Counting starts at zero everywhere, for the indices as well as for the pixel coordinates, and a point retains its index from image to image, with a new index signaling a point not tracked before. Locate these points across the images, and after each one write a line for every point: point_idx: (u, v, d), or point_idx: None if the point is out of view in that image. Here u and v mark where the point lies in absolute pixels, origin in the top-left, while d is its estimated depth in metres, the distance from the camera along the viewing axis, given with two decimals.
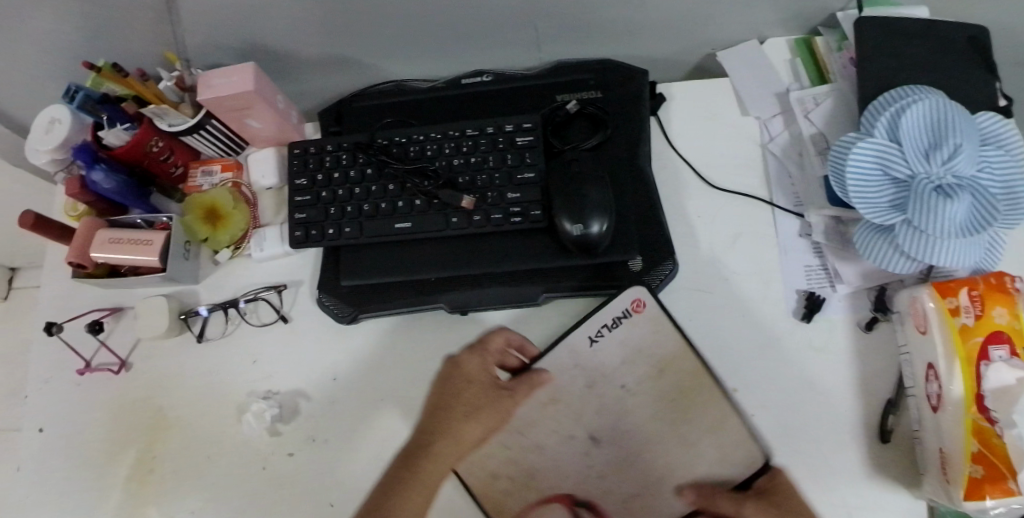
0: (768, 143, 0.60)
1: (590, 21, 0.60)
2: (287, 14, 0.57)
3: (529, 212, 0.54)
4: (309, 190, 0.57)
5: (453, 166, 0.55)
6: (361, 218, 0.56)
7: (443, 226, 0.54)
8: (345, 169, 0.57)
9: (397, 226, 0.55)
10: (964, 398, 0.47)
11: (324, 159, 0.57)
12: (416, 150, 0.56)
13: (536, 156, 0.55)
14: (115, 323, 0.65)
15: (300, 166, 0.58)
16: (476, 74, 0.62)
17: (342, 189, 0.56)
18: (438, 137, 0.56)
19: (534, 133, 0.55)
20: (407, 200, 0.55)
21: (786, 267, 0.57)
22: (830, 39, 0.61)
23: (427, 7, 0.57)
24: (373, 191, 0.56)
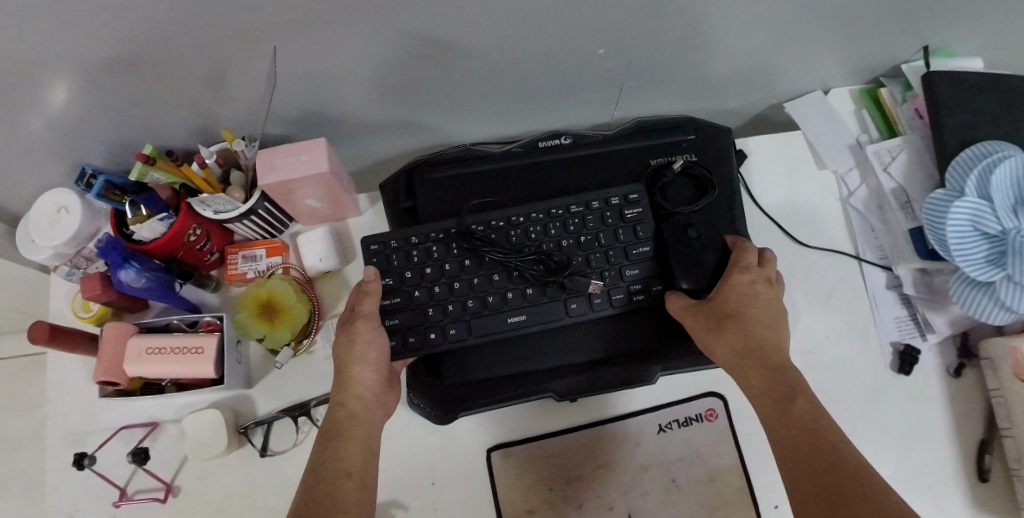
0: (849, 197, 0.61)
1: (672, 79, 0.58)
2: (362, 81, 0.50)
3: (654, 288, 0.51)
4: (399, 292, 0.51)
5: (564, 247, 0.52)
6: (466, 316, 0.51)
7: (564, 313, 0.51)
8: (437, 262, 0.52)
9: (511, 319, 0.51)
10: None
11: (412, 254, 0.52)
12: (519, 235, 0.52)
13: (648, 229, 0.52)
14: (152, 444, 0.56)
15: (384, 264, 0.52)
16: (553, 136, 0.58)
17: (438, 286, 0.52)
18: (541, 217, 0.52)
19: (642, 204, 0.53)
20: (517, 291, 0.51)
21: (879, 320, 0.58)
22: (895, 89, 0.62)
23: (509, 71, 0.52)
24: (476, 284, 0.52)
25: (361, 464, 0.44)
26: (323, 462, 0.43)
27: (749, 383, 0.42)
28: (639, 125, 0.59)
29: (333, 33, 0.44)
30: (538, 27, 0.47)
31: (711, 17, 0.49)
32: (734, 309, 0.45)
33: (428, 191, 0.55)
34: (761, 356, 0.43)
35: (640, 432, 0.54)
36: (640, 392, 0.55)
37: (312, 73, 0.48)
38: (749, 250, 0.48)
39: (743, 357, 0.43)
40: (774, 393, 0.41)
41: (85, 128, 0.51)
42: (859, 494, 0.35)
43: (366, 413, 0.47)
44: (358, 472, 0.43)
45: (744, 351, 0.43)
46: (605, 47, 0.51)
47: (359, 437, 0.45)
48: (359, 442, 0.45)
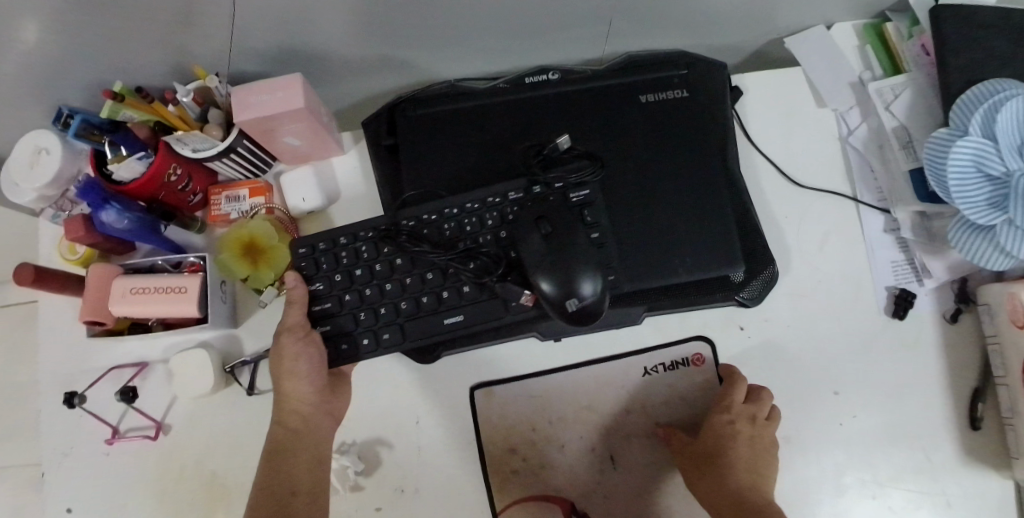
0: (848, 136, 0.59)
1: (666, 13, 0.55)
2: (336, 16, 0.48)
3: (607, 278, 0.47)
4: (330, 297, 0.49)
5: (499, 240, 0.48)
6: (399, 319, 0.49)
7: (504, 312, 0.48)
8: (368, 263, 0.49)
9: (447, 320, 0.48)
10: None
11: (341, 256, 0.49)
12: (452, 228, 0.48)
13: (595, 214, 0.48)
14: (142, 384, 0.56)
15: (312, 268, 0.49)
16: (540, 71, 0.56)
17: (370, 288, 0.49)
18: (475, 207, 0.48)
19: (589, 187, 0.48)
20: (452, 290, 0.48)
21: (875, 264, 0.57)
22: (901, 24, 0.59)
23: (493, 5, 0.50)
24: (409, 285, 0.49)
25: (309, 481, 0.46)
26: (272, 476, 0.46)
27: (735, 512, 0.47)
28: (630, 61, 0.56)
29: None
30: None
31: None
32: (732, 464, 0.49)
33: (410, 130, 0.54)
34: (740, 502, 0.47)
35: (627, 371, 0.54)
36: (626, 335, 0.55)
37: (282, 6, 0.46)
38: (737, 390, 0.51)
39: (733, 506, 0.47)
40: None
41: (54, 64, 0.50)
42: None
43: (309, 428, 0.49)
44: (304, 489, 0.46)
45: (733, 506, 0.47)
46: None
47: (305, 454, 0.47)
48: (308, 457, 0.47)
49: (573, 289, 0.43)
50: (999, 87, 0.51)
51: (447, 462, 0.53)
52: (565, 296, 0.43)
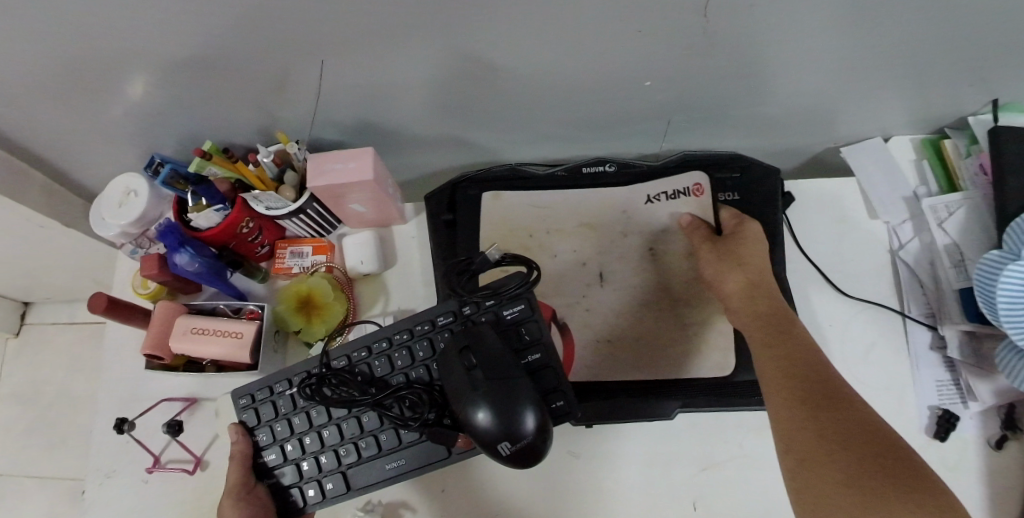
0: (899, 250, 0.59)
1: (724, 116, 0.57)
2: (412, 97, 0.52)
3: (553, 404, 0.46)
4: (274, 445, 0.51)
5: (432, 373, 0.49)
6: (342, 468, 0.50)
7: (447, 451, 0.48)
8: (305, 410, 0.51)
9: (389, 464, 0.49)
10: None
11: (279, 404, 0.51)
12: (383, 365, 0.50)
13: (534, 330, 0.47)
14: (188, 418, 0.59)
15: (253, 419, 0.52)
16: (598, 162, 0.59)
17: (309, 435, 0.50)
18: (405, 339, 0.50)
19: (522, 304, 0.47)
20: (391, 432, 0.49)
21: (918, 381, 0.56)
22: (960, 142, 0.60)
23: (559, 96, 0.53)
24: (348, 428, 0.50)
25: None
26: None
27: (789, 357, 0.45)
28: (686, 161, 0.59)
29: (393, 49, 0.46)
30: (585, 55, 0.47)
31: (764, 53, 0.48)
32: (785, 320, 0.48)
33: (473, 208, 0.58)
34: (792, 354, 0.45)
35: (655, 460, 0.54)
36: (658, 426, 0.55)
37: (365, 86, 0.50)
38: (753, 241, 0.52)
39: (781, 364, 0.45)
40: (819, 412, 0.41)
41: (154, 117, 0.55)
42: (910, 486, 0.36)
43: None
44: None
45: (783, 361, 0.45)
46: (652, 79, 0.51)
47: None
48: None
49: (515, 427, 0.40)
50: None
51: None
52: (497, 437, 0.40)
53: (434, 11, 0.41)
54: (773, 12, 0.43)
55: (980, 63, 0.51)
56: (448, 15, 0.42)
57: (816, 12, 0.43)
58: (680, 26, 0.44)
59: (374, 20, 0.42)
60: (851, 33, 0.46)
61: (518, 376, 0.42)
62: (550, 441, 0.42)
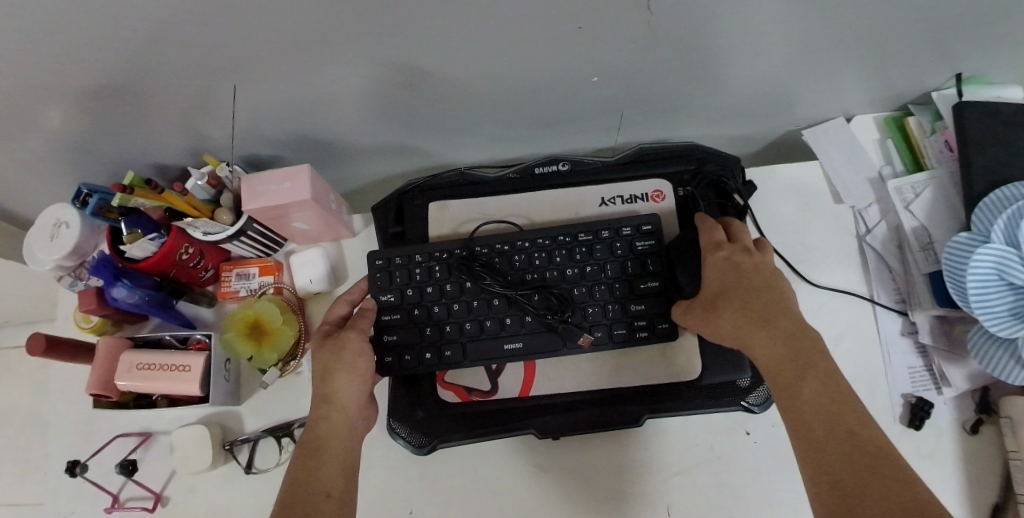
0: (866, 235, 0.56)
1: (678, 107, 0.55)
2: (350, 109, 0.49)
3: (659, 325, 0.49)
4: (400, 308, 0.51)
5: (585, 273, 0.50)
6: (462, 339, 0.50)
7: (561, 346, 0.50)
8: (438, 282, 0.51)
9: (507, 346, 0.50)
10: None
11: (414, 272, 0.51)
12: (521, 260, 0.50)
13: (659, 263, 0.50)
14: (144, 454, 0.56)
15: (385, 281, 0.51)
16: (551, 161, 0.55)
17: (438, 306, 0.51)
18: (545, 243, 0.51)
19: (654, 236, 0.50)
20: (516, 317, 0.50)
21: (890, 369, 0.55)
22: (924, 119, 0.58)
23: (503, 100, 0.50)
24: (475, 307, 0.50)
25: (342, 483, 0.43)
26: (301, 477, 0.42)
27: (796, 394, 0.38)
28: (641, 153, 0.55)
29: (322, 64, 0.43)
30: (531, 54, 0.44)
31: (719, 41, 0.46)
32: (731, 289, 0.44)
33: (419, 219, 0.53)
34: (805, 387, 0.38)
35: (628, 467, 0.52)
36: (628, 433, 0.53)
37: (297, 100, 0.47)
38: (719, 229, 0.47)
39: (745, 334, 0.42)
40: (832, 461, 0.35)
41: (73, 147, 0.51)
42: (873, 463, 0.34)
43: (348, 431, 0.46)
44: (337, 493, 0.42)
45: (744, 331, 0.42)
46: (600, 75, 0.48)
47: (338, 460, 0.44)
48: (338, 457, 0.44)
49: None
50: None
51: None
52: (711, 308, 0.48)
53: (363, 21, 0.39)
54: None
55: (941, 39, 0.49)
56: (380, 24, 0.39)
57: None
58: (630, 20, 0.41)
59: (297, 33, 0.39)
60: (805, 20, 0.44)
61: None
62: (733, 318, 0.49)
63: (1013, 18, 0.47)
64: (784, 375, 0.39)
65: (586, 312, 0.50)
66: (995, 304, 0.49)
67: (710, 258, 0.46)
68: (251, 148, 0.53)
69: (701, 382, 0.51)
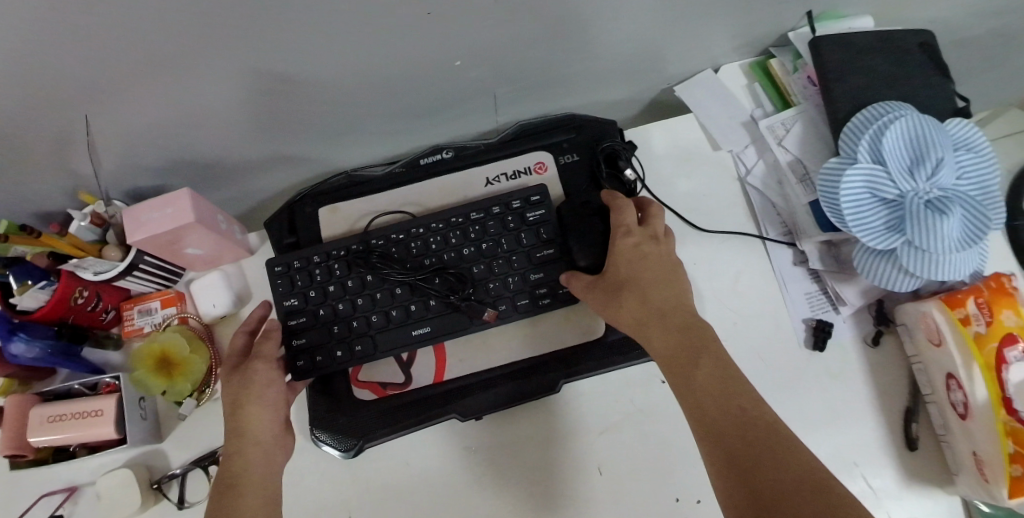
0: (746, 176, 0.59)
1: (549, 79, 0.56)
2: (220, 128, 0.49)
3: (560, 291, 0.50)
4: (304, 311, 0.50)
5: (482, 251, 0.50)
6: (371, 332, 0.50)
7: (468, 324, 0.50)
8: (339, 280, 0.51)
9: (415, 332, 0.50)
10: (991, 403, 0.48)
11: (313, 273, 0.51)
12: (418, 246, 0.50)
13: (553, 231, 0.51)
14: (71, 510, 0.54)
15: (287, 286, 0.50)
16: (434, 151, 0.56)
17: (343, 303, 0.50)
18: (439, 226, 0.51)
19: (545, 205, 0.51)
20: (420, 303, 0.50)
21: (789, 297, 0.57)
22: (786, 59, 0.61)
23: (374, 95, 0.50)
24: (378, 299, 0.50)
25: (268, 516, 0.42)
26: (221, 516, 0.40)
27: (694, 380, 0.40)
28: (524, 129, 0.58)
29: (174, 86, 0.42)
30: (392, 48, 0.45)
31: (570, 9, 0.47)
32: (633, 277, 0.45)
33: (312, 226, 0.54)
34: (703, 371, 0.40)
35: (555, 433, 0.53)
36: (549, 402, 0.54)
37: (161, 126, 0.47)
38: (629, 211, 0.48)
39: (643, 323, 0.44)
40: (733, 441, 0.37)
41: None
42: (770, 435, 0.37)
43: (266, 462, 0.45)
44: None
45: (643, 320, 0.44)
46: (463, 58, 0.49)
47: (259, 494, 0.43)
48: (260, 494, 0.43)
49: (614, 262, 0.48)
50: (887, 111, 0.53)
51: None
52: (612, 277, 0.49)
53: (209, 37, 0.38)
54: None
55: None
56: (229, 37, 0.39)
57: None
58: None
59: (143, 56, 0.38)
60: None
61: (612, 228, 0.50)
62: None
63: None
64: (682, 363, 0.41)
65: (488, 288, 0.50)
66: (872, 220, 0.52)
67: (619, 243, 0.46)
68: (130, 182, 0.52)
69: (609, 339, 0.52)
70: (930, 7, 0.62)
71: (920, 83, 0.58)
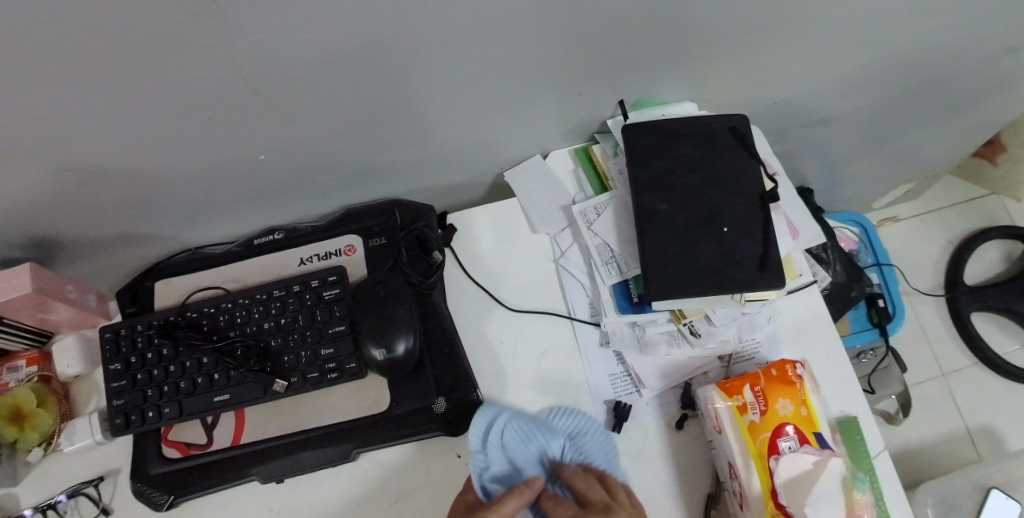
0: (561, 258, 0.63)
1: (370, 168, 0.60)
2: (68, 220, 0.55)
3: (346, 365, 0.55)
4: (125, 375, 0.56)
5: (279, 325, 0.56)
6: (179, 396, 0.55)
7: (263, 393, 0.55)
8: (157, 347, 0.56)
9: (216, 399, 0.55)
10: (763, 494, 0.51)
11: (136, 341, 0.57)
12: (225, 319, 0.56)
13: (345, 308, 0.56)
14: None
15: (112, 351, 0.57)
16: (268, 232, 0.63)
17: (157, 369, 0.56)
18: (247, 302, 0.57)
19: (340, 285, 0.57)
20: (222, 372, 0.55)
21: (592, 377, 0.59)
22: (606, 145, 0.65)
23: (195, 186, 0.55)
24: (188, 367, 0.56)
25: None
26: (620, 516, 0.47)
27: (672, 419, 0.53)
28: (349, 212, 0.64)
29: None
30: (211, 145, 0.50)
31: (362, 108, 0.50)
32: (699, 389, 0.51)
33: (150, 297, 0.62)
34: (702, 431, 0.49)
35: (356, 499, 0.57)
36: (350, 469, 0.57)
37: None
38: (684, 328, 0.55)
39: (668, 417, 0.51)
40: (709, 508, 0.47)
41: None
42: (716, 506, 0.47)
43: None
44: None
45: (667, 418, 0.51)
46: (265, 152, 0.53)
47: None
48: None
49: (390, 346, 0.53)
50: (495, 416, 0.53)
51: None
52: (390, 362, 0.53)
53: (24, 147, 0.44)
54: (350, 70, 0.45)
55: (572, 73, 0.54)
56: (44, 147, 0.45)
57: (385, 72, 0.46)
58: (276, 102, 0.47)
59: None
60: (423, 77, 0.48)
61: (396, 310, 0.54)
62: (413, 365, 0.55)
63: (621, 47, 0.52)
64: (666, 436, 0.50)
65: (283, 359, 0.55)
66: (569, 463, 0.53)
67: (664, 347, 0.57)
68: None
69: (401, 411, 0.56)
70: (746, 84, 0.64)
71: (734, 162, 0.59)
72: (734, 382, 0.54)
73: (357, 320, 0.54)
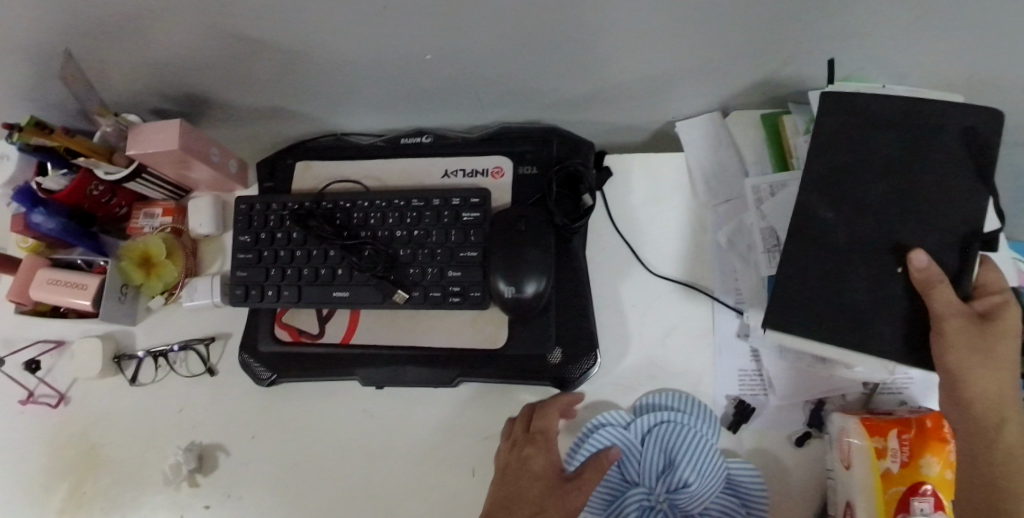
0: (715, 231, 0.57)
1: (534, 91, 0.54)
2: (220, 82, 0.52)
3: (470, 293, 0.51)
4: (252, 249, 0.55)
5: (411, 236, 0.53)
6: (299, 282, 0.54)
7: (381, 300, 0.53)
8: (287, 229, 0.55)
9: (335, 294, 0.53)
10: None
11: (268, 219, 0.56)
12: (359, 217, 0.54)
13: (482, 235, 0.52)
14: (56, 358, 0.63)
15: (244, 224, 0.56)
16: (416, 133, 0.60)
17: (283, 251, 0.55)
18: (383, 204, 0.54)
19: (481, 209, 0.53)
20: (345, 269, 0.54)
21: (719, 368, 0.54)
22: (799, 119, 0.55)
23: (353, 74, 0.51)
24: (314, 256, 0.54)
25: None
26: None
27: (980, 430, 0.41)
28: (501, 133, 0.59)
29: (155, 29, 0.45)
30: (382, 34, 0.45)
31: (555, 26, 0.43)
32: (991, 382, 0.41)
33: (288, 176, 0.61)
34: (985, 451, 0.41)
35: (448, 423, 0.56)
36: (448, 393, 0.56)
37: (157, 66, 0.50)
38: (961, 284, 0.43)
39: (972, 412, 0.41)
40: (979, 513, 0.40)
41: None
42: None
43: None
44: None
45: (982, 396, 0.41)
46: (432, 53, 0.47)
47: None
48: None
49: (521, 284, 0.49)
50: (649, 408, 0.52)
51: (280, 482, 0.56)
52: (517, 303, 0.49)
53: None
54: None
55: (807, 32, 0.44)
56: (214, 4, 0.41)
57: None
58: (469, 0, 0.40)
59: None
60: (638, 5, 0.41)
61: (535, 249, 0.50)
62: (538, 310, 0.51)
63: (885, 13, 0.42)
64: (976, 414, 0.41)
65: (407, 272, 0.53)
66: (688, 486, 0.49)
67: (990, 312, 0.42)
68: (142, 108, 0.58)
69: (517, 353, 0.53)
70: None
71: None
72: (881, 422, 0.46)
73: (494, 249, 0.51)
